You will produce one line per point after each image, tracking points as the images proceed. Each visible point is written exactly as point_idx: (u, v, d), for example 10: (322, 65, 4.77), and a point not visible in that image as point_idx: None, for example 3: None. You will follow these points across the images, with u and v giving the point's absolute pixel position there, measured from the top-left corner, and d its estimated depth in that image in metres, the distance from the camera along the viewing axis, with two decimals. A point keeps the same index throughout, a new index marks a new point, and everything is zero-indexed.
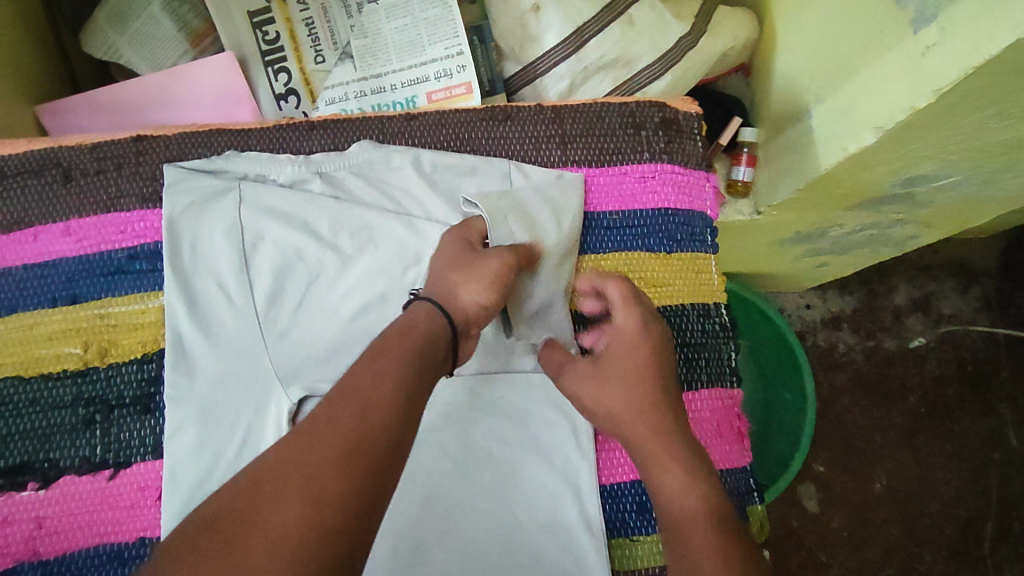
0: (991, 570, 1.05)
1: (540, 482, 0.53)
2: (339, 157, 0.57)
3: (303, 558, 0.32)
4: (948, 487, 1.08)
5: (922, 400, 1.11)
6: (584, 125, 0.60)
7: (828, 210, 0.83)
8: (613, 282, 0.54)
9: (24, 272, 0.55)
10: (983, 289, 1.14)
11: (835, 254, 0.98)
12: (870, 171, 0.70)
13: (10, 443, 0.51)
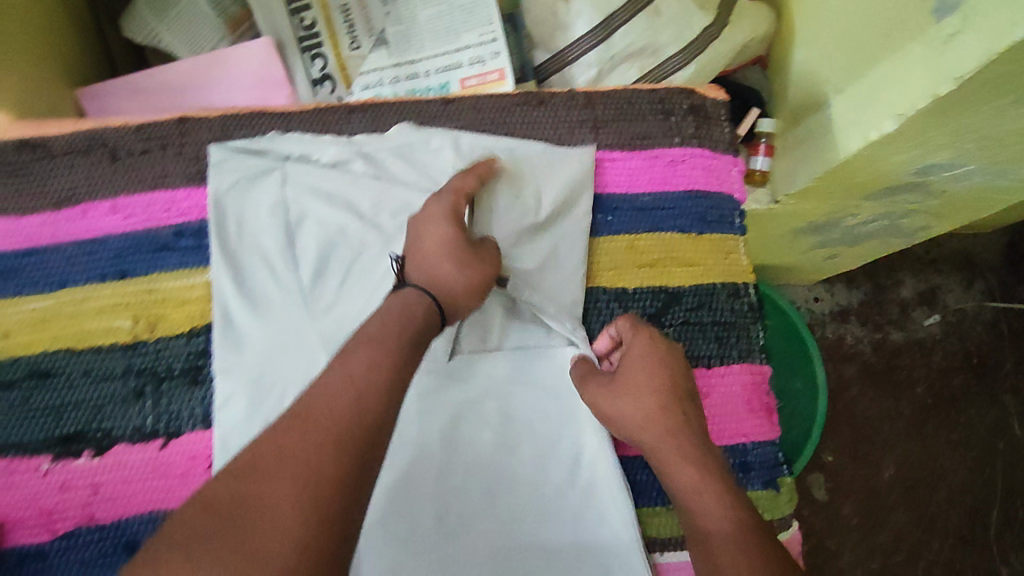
0: (997, 557, 1.07)
1: (575, 468, 0.55)
2: (380, 139, 0.58)
3: (300, 539, 0.34)
4: (955, 475, 1.10)
5: (928, 391, 1.13)
6: (616, 110, 0.62)
7: (842, 199, 0.85)
8: (628, 320, 0.55)
9: (73, 248, 0.56)
10: (987, 283, 1.16)
11: (846, 246, 1.00)
12: (887, 159, 0.72)
13: (64, 413, 0.53)
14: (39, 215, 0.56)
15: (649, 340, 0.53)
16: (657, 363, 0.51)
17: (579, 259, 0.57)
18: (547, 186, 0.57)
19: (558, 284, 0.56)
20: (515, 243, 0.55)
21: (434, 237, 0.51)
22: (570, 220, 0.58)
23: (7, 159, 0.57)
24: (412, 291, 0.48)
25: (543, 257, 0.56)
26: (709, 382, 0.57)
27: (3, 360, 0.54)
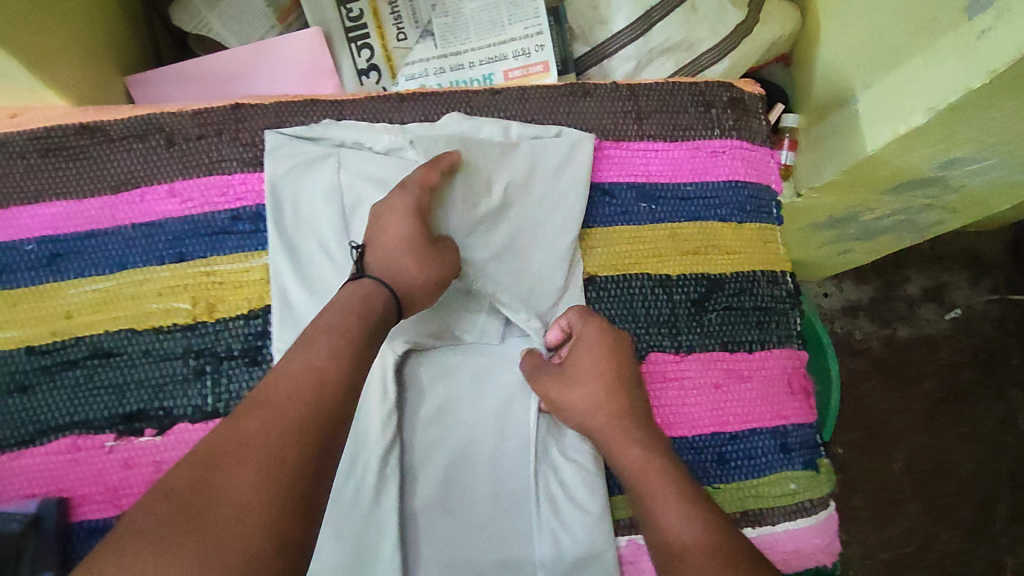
0: (1005, 548, 1.09)
1: (570, 497, 0.55)
2: (432, 127, 0.60)
3: (258, 525, 0.36)
4: (963, 468, 1.12)
5: (938, 384, 1.15)
6: (658, 101, 0.63)
7: (862, 194, 0.86)
8: (574, 310, 0.57)
9: (132, 230, 0.57)
10: (995, 280, 1.18)
11: (862, 241, 1.02)
12: (911, 154, 0.73)
13: (127, 392, 0.54)
14: (98, 198, 0.57)
15: (603, 329, 0.55)
16: (606, 348, 0.54)
17: (543, 249, 0.59)
18: (506, 175, 0.59)
19: (514, 271, 0.58)
20: (469, 231, 0.57)
21: (393, 232, 0.52)
22: (531, 210, 0.59)
23: (67, 142, 0.58)
24: (371, 286, 0.50)
25: (499, 246, 0.58)
26: (752, 365, 0.59)
27: (67, 340, 0.55)
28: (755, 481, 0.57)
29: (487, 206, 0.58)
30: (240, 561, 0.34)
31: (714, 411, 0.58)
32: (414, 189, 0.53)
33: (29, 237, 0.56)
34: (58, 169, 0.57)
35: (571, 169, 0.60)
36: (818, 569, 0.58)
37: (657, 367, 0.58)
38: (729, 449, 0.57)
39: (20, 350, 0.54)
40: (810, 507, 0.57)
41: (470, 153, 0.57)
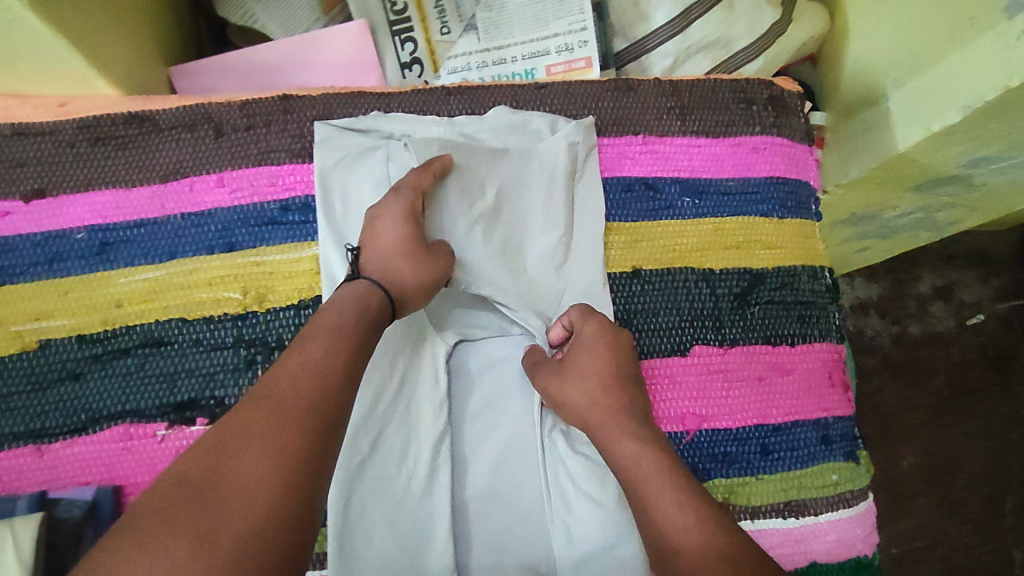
0: (1012, 543, 1.09)
1: (572, 498, 0.54)
2: (481, 121, 0.61)
3: (265, 506, 0.38)
4: (973, 464, 1.12)
5: (946, 382, 1.14)
6: (700, 97, 0.64)
7: (885, 192, 0.87)
8: (576, 308, 0.56)
9: (182, 220, 0.57)
10: (1003, 280, 1.18)
11: (880, 238, 1.02)
12: (939, 152, 0.74)
13: (178, 381, 0.54)
14: (146, 187, 0.57)
15: (602, 327, 0.55)
16: (605, 346, 0.54)
17: (539, 247, 0.60)
18: (498, 177, 0.59)
19: (511, 272, 0.58)
20: (464, 234, 0.58)
21: (389, 235, 0.54)
22: (526, 210, 0.60)
23: (115, 131, 0.58)
24: (365, 286, 0.51)
25: (496, 246, 0.58)
26: (793, 358, 0.60)
27: (117, 329, 0.55)
28: (797, 473, 0.58)
29: (482, 207, 0.58)
30: (246, 541, 0.36)
31: (757, 404, 0.59)
32: (404, 193, 0.54)
33: (79, 226, 0.56)
34: (106, 158, 0.57)
35: (577, 165, 0.61)
36: (860, 559, 0.58)
37: (701, 359, 0.59)
38: (771, 441, 0.58)
39: (70, 339, 0.54)
40: (849, 499, 0.58)
41: (460, 157, 0.58)
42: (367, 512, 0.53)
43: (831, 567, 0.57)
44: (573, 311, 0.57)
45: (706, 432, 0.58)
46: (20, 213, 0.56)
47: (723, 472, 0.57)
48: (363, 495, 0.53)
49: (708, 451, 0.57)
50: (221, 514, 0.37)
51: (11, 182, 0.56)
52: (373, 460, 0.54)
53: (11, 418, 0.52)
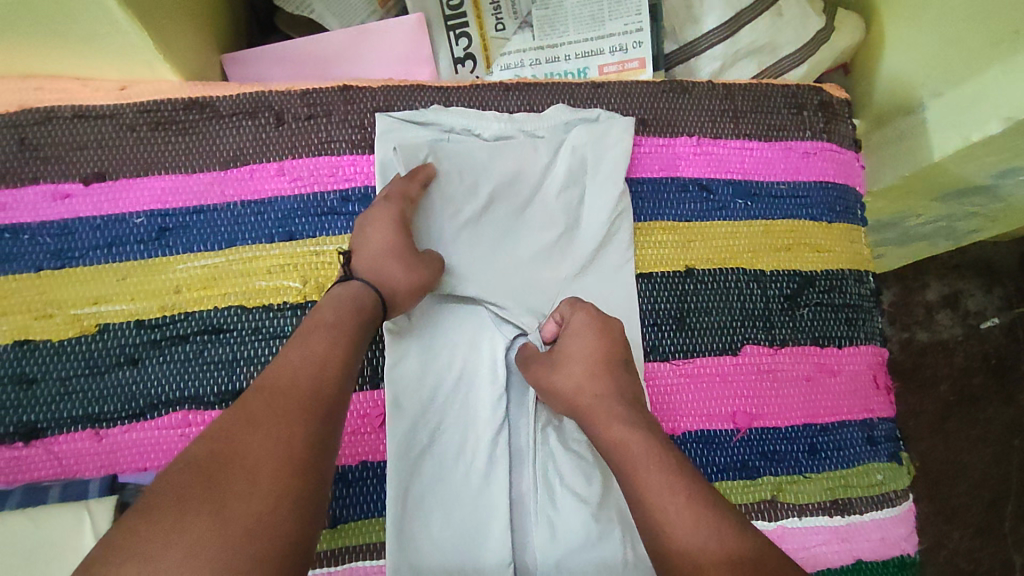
0: (1011, 547, 1.09)
1: (558, 495, 0.54)
2: (540, 118, 0.61)
3: (270, 484, 0.38)
4: (975, 470, 1.10)
5: (952, 388, 1.12)
6: (753, 102, 0.65)
7: (911, 199, 0.88)
8: (565, 303, 0.55)
9: (241, 207, 0.57)
10: (1006, 289, 1.15)
11: (896, 246, 1.02)
12: (972, 163, 0.75)
13: (237, 368, 0.54)
14: (207, 173, 0.57)
15: (592, 316, 0.54)
16: (599, 333, 0.53)
17: (532, 248, 0.60)
18: (492, 178, 0.59)
19: (502, 274, 0.58)
20: (451, 238, 0.58)
21: (379, 237, 0.53)
22: (518, 210, 0.60)
23: (176, 117, 0.58)
24: (350, 291, 0.51)
25: (487, 246, 0.59)
26: (841, 359, 0.61)
27: (175, 314, 0.55)
28: (843, 472, 0.59)
29: (471, 209, 0.59)
30: (255, 517, 0.37)
31: (805, 404, 0.60)
32: (384, 202, 0.54)
33: (138, 211, 0.56)
34: (167, 143, 0.57)
35: (584, 167, 0.61)
36: (904, 558, 0.58)
37: (752, 359, 0.60)
38: (820, 440, 0.59)
39: (129, 324, 0.54)
40: (893, 498, 0.60)
41: (447, 163, 0.59)
42: (424, 502, 0.53)
43: (876, 565, 0.58)
44: (563, 304, 0.56)
45: (756, 430, 0.59)
46: (80, 196, 0.56)
47: (772, 471, 0.58)
48: (422, 487, 0.53)
49: (758, 449, 0.58)
50: (225, 494, 0.37)
51: (71, 164, 0.56)
52: (432, 452, 0.54)
53: (69, 402, 0.52)
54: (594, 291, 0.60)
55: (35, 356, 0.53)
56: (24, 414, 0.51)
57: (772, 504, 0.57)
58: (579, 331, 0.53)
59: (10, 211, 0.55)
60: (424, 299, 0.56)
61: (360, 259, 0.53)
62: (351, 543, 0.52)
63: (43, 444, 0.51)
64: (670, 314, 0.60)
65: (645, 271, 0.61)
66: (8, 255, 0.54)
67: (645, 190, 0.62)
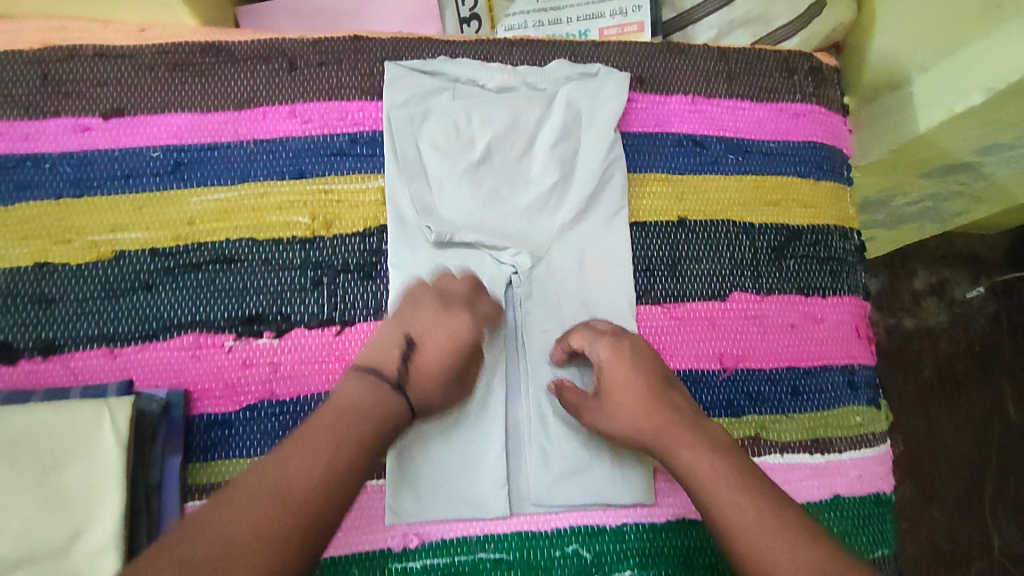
0: (990, 529, 1.08)
1: (552, 424, 0.57)
2: (542, 71, 0.63)
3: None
4: (955, 449, 1.10)
5: (935, 372, 1.11)
6: (746, 64, 0.68)
7: (897, 176, 0.87)
8: (574, 335, 0.56)
9: (254, 146, 0.60)
10: (990, 279, 1.15)
11: (884, 228, 1.03)
12: (956, 137, 0.75)
13: (247, 297, 0.57)
14: (221, 113, 0.60)
15: (612, 345, 0.55)
16: (645, 378, 0.53)
17: (528, 196, 0.61)
18: (489, 130, 0.61)
19: (498, 220, 0.60)
20: (448, 187, 0.60)
21: (445, 338, 0.52)
22: (515, 160, 0.61)
23: (192, 59, 0.60)
24: (391, 379, 0.50)
25: (483, 195, 0.60)
26: (825, 308, 0.64)
27: (188, 244, 0.57)
28: (825, 413, 0.62)
29: (468, 159, 0.60)
30: None
31: (789, 348, 0.62)
32: (458, 304, 0.53)
33: (155, 145, 0.58)
34: (183, 83, 0.60)
35: (580, 120, 0.63)
36: (880, 496, 0.61)
37: (739, 305, 0.63)
38: (802, 383, 0.62)
39: (143, 252, 0.56)
40: (871, 440, 0.62)
41: (447, 114, 0.61)
42: (425, 427, 0.55)
43: (853, 501, 0.60)
44: (577, 328, 0.57)
45: (743, 371, 0.61)
46: (100, 129, 0.58)
47: (756, 410, 0.61)
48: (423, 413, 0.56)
49: (744, 389, 0.61)
50: None
51: (91, 100, 0.58)
52: None
53: (85, 322, 0.54)
54: (588, 238, 0.61)
55: (54, 278, 0.55)
56: (42, 332, 0.54)
57: (756, 440, 0.60)
58: (611, 362, 0.54)
59: (32, 141, 0.57)
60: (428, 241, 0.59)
61: (414, 351, 0.51)
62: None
63: (60, 359, 0.54)
64: (662, 260, 0.63)
65: (640, 219, 0.63)
66: (29, 182, 0.56)
67: (641, 144, 0.65)
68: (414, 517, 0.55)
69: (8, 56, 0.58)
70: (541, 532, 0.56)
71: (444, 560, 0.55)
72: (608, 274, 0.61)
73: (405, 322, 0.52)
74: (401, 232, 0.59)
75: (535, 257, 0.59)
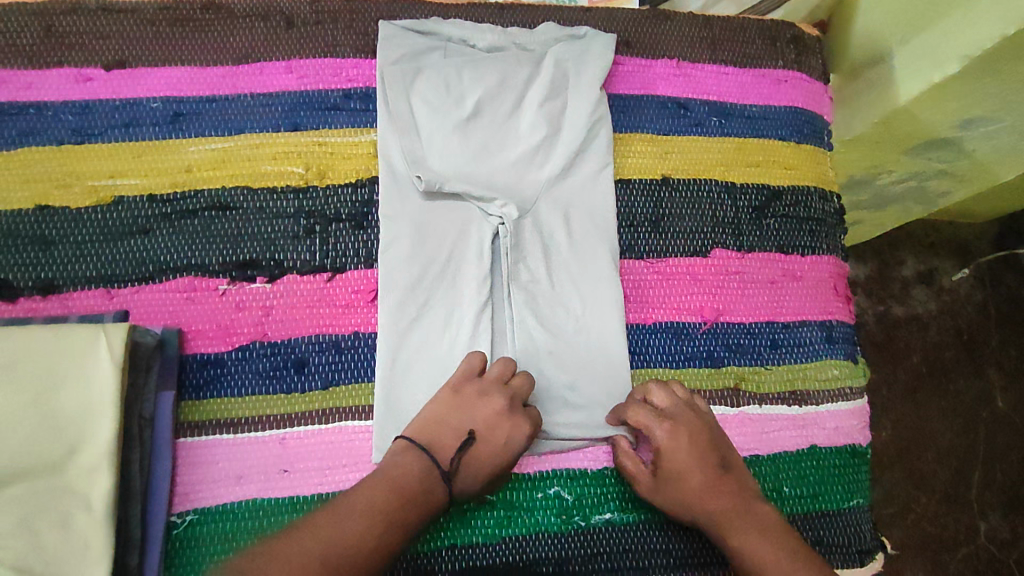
0: (977, 517, 1.01)
1: (536, 369, 0.59)
2: (532, 33, 0.65)
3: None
4: (942, 438, 1.04)
5: (923, 359, 1.07)
6: (730, 32, 0.70)
7: (880, 154, 0.85)
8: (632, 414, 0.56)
9: (250, 99, 0.61)
10: (979, 268, 1.10)
11: (872, 210, 0.99)
12: (936, 108, 0.73)
13: (241, 243, 0.58)
14: (220, 68, 0.62)
15: (671, 433, 0.54)
16: (699, 463, 0.54)
17: (517, 152, 0.62)
18: (479, 88, 0.63)
19: (486, 173, 0.61)
20: (438, 140, 0.61)
21: (504, 439, 0.53)
22: (504, 117, 0.63)
23: (192, 15, 0.62)
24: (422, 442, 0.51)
25: (472, 149, 0.61)
26: (803, 266, 0.66)
27: (185, 191, 0.59)
28: (803, 366, 0.64)
29: (458, 115, 0.62)
30: None
31: (768, 304, 0.64)
32: (520, 408, 0.54)
33: (155, 96, 0.60)
34: (184, 37, 0.62)
35: (567, 79, 0.64)
36: (855, 447, 0.63)
37: (720, 261, 0.64)
38: (780, 337, 0.64)
39: (142, 198, 0.58)
40: (848, 393, 0.64)
41: (439, 72, 0.63)
42: (411, 369, 0.57)
43: (829, 451, 0.62)
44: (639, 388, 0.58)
45: (723, 324, 0.63)
46: (101, 80, 0.60)
47: (735, 361, 0.63)
48: (409, 355, 0.57)
49: (723, 341, 0.63)
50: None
51: (93, 52, 0.60)
52: (420, 324, 0.58)
53: (85, 263, 0.56)
54: (574, 193, 0.63)
55: (54, 221, 0.57)
56: (43, 272, 0.56)
57: (734, 391, 0.62)
58: (671, 452, 0.54)
59: (35, 89, 0.59)
60: (418, 193, 0.60)
61: (474, 443, 0.52)
62: (269, 413, 0.56)
63: (59, 298, 0.56)
64: (646, 217, 0.64)
65: (624, 178, 0.65)
66: (31, 129, 0.58)
67: (627, 105, 0.67)
68: None
69: (14, 7, 0.60)
70: (524, 474, 0.58)
71: None
72: (594, 229, 0.62)
73: (469, 414, 0.53)
74: (392, 183, 0.60)
75: (521, 209, 0.61)
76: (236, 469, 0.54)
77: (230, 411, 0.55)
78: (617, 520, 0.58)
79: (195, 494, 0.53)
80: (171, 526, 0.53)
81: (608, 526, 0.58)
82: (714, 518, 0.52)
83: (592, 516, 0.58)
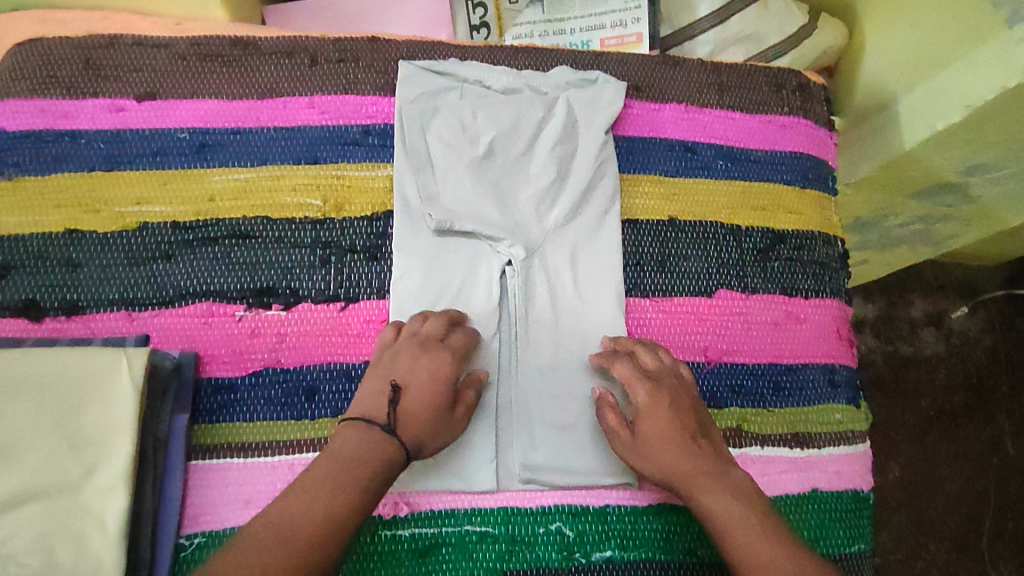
0: (987, 567, 1.00)
1: (541, 406, 0.60)
2: (546, 77, 0.68)
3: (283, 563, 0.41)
4: (951, 484, 1.03)
5: (932, 403, 1.06)
6: (738, 78, 0.72)
7: (885, 197, 0.85)
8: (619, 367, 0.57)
9: (273, 133, 0.64)
10: (988, 312, 1.11)
11: (877, 250, 0.99)
12: (940, 155, 0.74)
13: (258, 272, 0.60)
14: (245, 101, 0.64)
15: (652, 393, 0.55)
16: (679, 426, 0.54)
17: (528, 193, 0.64)
18: (493, 129, 0.65)
19: (498, 211, 0.63)
20: (451, 178, 0.63)
21: (427, 375, 0.53)
22: (516, 158, 0.65)
23: (222, 51, 0.65)
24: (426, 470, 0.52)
25: (484, 187, 0.63)
26: (807, 310, 0.67)
27: (207, 220, 0.61)
28: (805, 408, 0.64)
29: (472, 153, 0.64)
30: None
31: (771, 345, 0.65)
32: (435, 344, 0.55)
33: (182, 127, 0.63)
34: (212, 72, 0.64)
35: (578, 123, 0.66)
36: (858, 493, 0.63)
37: (725, 302, 0.66)
38: (783, 378, 0.65)
39: (166, 224, 0.60)
40: (849, 438, 0.65)
41: (454, 112, 0.65)
42: None
43: (831, 496, 0.62)
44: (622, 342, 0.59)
45: (726, 364, 0.64)
46: (132, 110, 0.63)
47: (738, 402, 0.63)
48: None
49: (727, 381, 0.63)
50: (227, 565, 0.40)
51: (126, 84, 0.63)
52: None
53: (109, 286, 0.58)
54: (581, 234, 0.64)
55: (82, 244, 0.59)
56: (69, 293, 0.58)
57: (737, 432, 0.62)
58: (653, 409, 0.54)
59: (71, 118, 0.62)
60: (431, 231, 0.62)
61: (399, 393, 0.52)
62: (278, 439, 0.57)
63: (83, 319, 0.58)
64: (652, 256, 0.66)
65: (632, 218, 0.67)
66: (65, 155, 0.61)
67: (636, 146, 0.69)
68: (404, 487, 0.57)
69: (57, 42, 0.63)
70: (527, 509, 0.58)
71: (432, 530, 0.57)
72: (600, 270, 0.64)
73: (392, 370, 0.53)
74: (406, 219, 0.62)
75: (530, 248, 0.62)
76: (244, 493, 0.55)
77: (240, 435, 0.57)
78: (617, 559, 0.58)
79: (204, 517, 0.54)
80: (178, 548, 0.53)
81: (608, 565, 0.58)
82: (684, 474, 0.52)
83: (592, 553, 0.58)
